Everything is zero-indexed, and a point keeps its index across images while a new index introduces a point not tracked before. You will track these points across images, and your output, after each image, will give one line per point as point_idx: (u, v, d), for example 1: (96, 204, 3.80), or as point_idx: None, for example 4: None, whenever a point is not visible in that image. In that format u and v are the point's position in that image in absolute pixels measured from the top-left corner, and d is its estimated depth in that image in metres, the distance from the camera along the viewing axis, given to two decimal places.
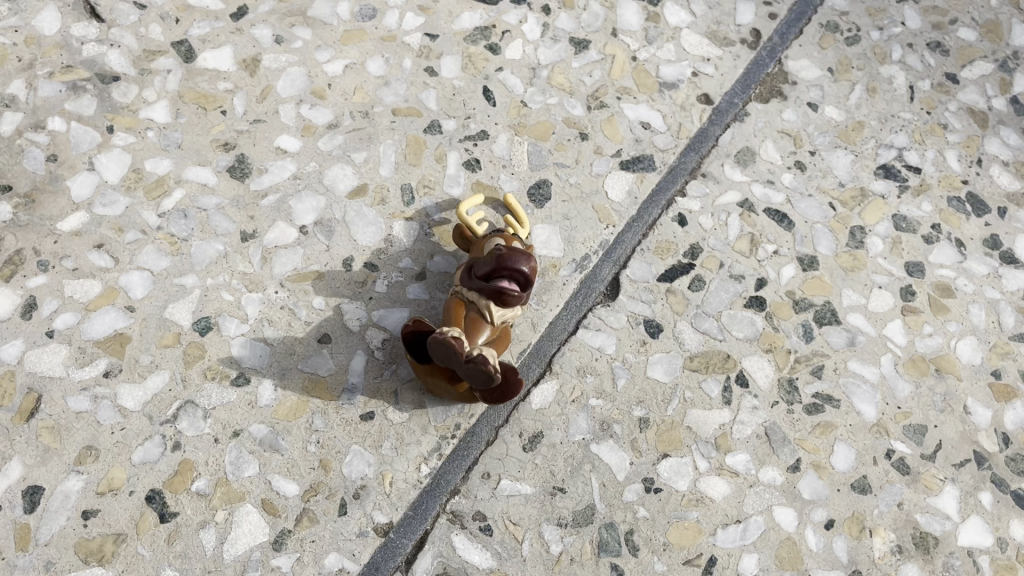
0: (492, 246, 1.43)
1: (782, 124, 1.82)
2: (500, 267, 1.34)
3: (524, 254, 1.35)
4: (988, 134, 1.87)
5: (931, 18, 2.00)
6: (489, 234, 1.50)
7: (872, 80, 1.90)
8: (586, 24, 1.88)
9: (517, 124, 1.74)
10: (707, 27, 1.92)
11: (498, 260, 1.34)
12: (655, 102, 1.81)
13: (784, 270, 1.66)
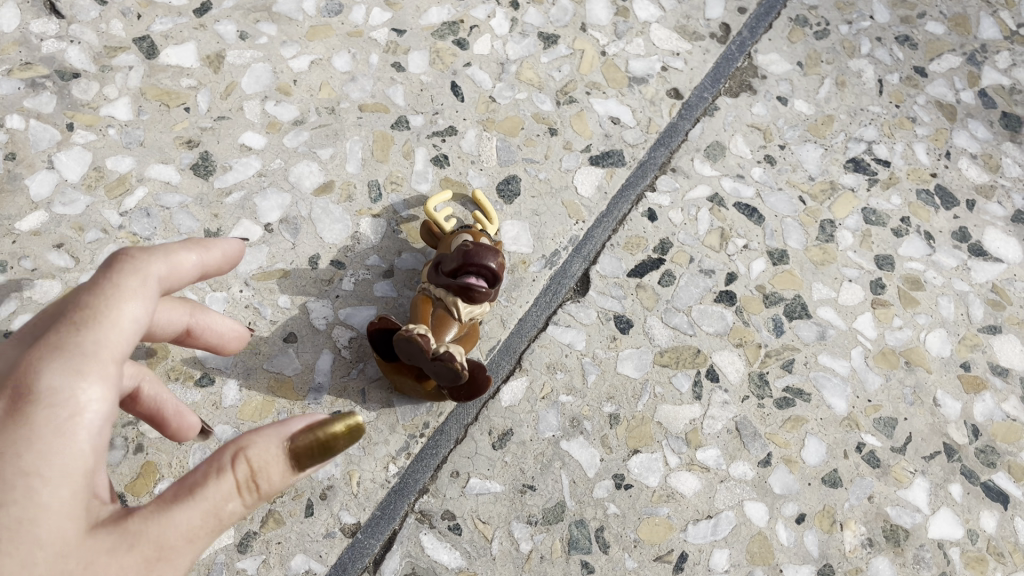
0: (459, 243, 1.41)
1: (751, 117, 1.82)
2: (466, 263, 1.31)
3: (491, 250, 1.33)
4: (956, 127, 1.87)
5: (899, 12, 2.00)
6: (456, 230, 1.48)
7: (841, 74, 1.90)
8: (554, 19, 1.87)
9: (486, 120, 1.72)
10: (677, 21, 1.92)
11: (465, 256, 1.31)
12: (624, 97, 1.80)
13: (754, 264, 1.66)
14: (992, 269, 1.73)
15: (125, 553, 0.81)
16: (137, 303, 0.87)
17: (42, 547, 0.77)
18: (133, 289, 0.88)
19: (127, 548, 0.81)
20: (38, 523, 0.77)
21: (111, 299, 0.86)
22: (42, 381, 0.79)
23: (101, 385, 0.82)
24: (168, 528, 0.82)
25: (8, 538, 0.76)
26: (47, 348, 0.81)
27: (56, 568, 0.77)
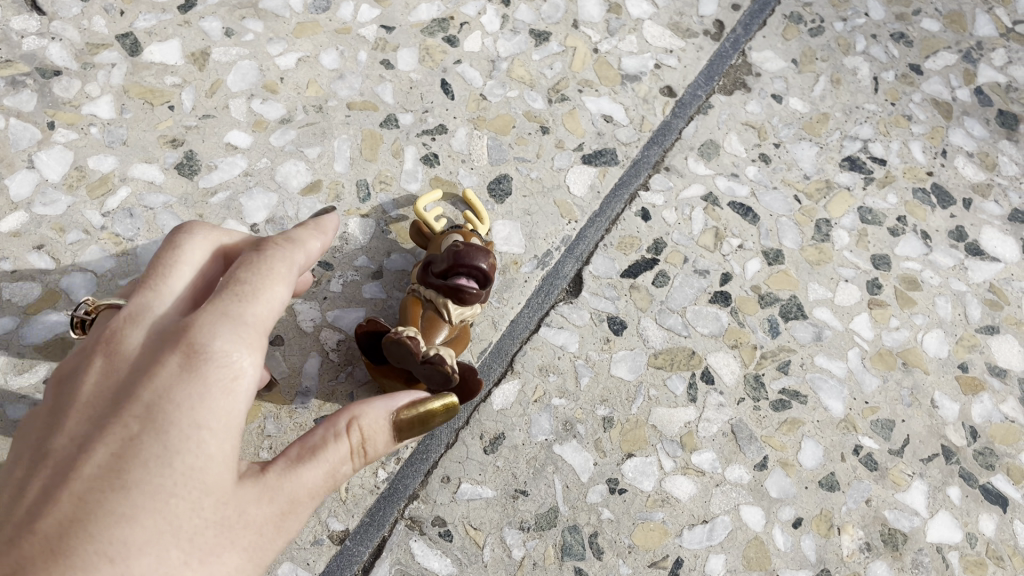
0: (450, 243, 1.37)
1: (746, 115, 1.79)
2: (456, 265, 1.28)
3: (482, 251, 1.29)
4: (952, 125, 1.85)
5: (894, 9, 1.98)
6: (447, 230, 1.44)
7: (836, 72, 1.88)
8: (546, 16, 1.84)
9: (477, 118, 1.69)
10: (670, 18, 1.89)
11: (455, 257, 1.28)
12: (617, 95, 1.77)
13: (749, 264, 1.63)
14: (989, 268, 1.71)
15: (266, 504, 0.93)
16: (285, 285, 1.01)
17: (207, 493, 0.88)
18: (283, 272, 1.01)
19: (268, 499, 0.93)
20: (206, 470, 0.88)
21: (266, 278, 0.99)
22: (214, 345, 0.92)
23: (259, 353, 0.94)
24: (299, 483, 0.95)
25: (182, 481, 0.86)
26: (214, 315, 0.94)
27: (216, 512, 0.88)
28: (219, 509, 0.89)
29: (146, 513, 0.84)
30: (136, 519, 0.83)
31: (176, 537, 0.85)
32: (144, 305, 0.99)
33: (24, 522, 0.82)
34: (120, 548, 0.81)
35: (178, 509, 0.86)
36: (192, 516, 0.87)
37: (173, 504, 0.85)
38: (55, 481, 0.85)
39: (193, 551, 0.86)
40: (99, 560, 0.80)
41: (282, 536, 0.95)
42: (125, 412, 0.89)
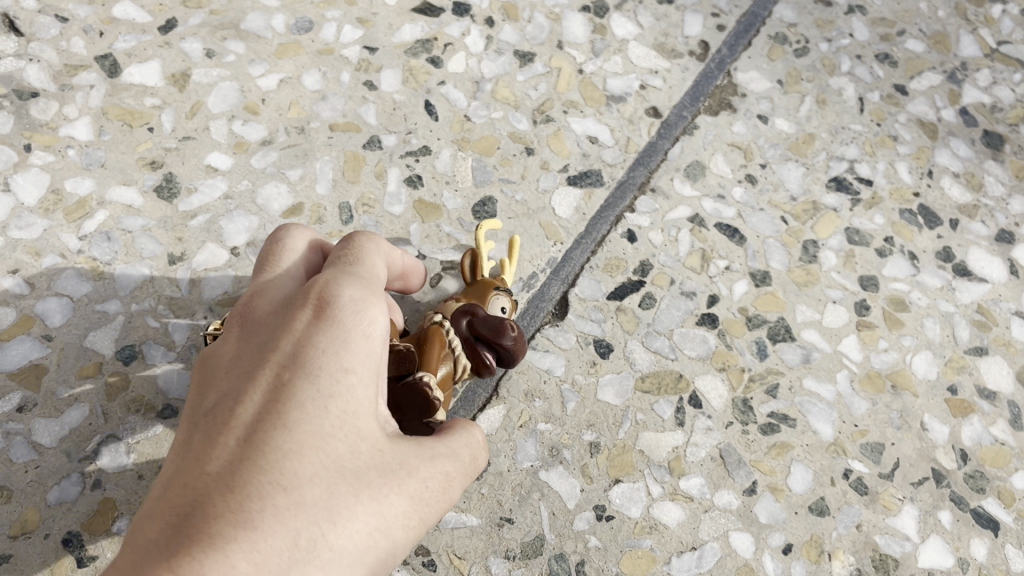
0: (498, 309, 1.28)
1: (731, 136, 1.78)
2: (498, 333, 1.19)
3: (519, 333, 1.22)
4: (938, 146, 1.83)
5: (879, 29, 1.96)
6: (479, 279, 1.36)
7: (822, 92, 1.86)
8: (530, 37, 1.83)
9: (461, 139, 1.68)
10: (655, 39, 1.88)
11: (499, 326, 1.20)
12: (602, 116, 1.76)
13: (736, 286, 1.62)
14: (977, 289, 1.68)
15: (424, 462, 0.90)
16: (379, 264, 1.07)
17: (362, 439, 0.84)
18: (375, 250, 1.08)
19: (425, 460, 0.90)
20: (358, 416, 0.85)
21: (367, 252, 1.06)
22: (344, 295, 0.92)
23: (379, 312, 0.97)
24: (447, 453, 0.94)
25: (339, 423, 0.82)
26: (336, 275, 0.96)
27: (372, 460, 0.84)
28: (374, 459, 0.85)
29: (311, 449, 0.79)
30: (303, 454, 0.78)
31: (340, 476, 0.80)
32: (260, 285, 1.01)
33: (188, 467, 0.75)
34: (293, 483, 0.76)
35: (338, 449, 0.81)
36: (351, 461, 0.82)
37: (333, 443, 0.81)
38: (208, 426, 0.79)
39: (360, 489, 0.81)
40: (273, 490, 0.74)
41: (443, 501, 0.91)
42: (267, 361, 0.85)
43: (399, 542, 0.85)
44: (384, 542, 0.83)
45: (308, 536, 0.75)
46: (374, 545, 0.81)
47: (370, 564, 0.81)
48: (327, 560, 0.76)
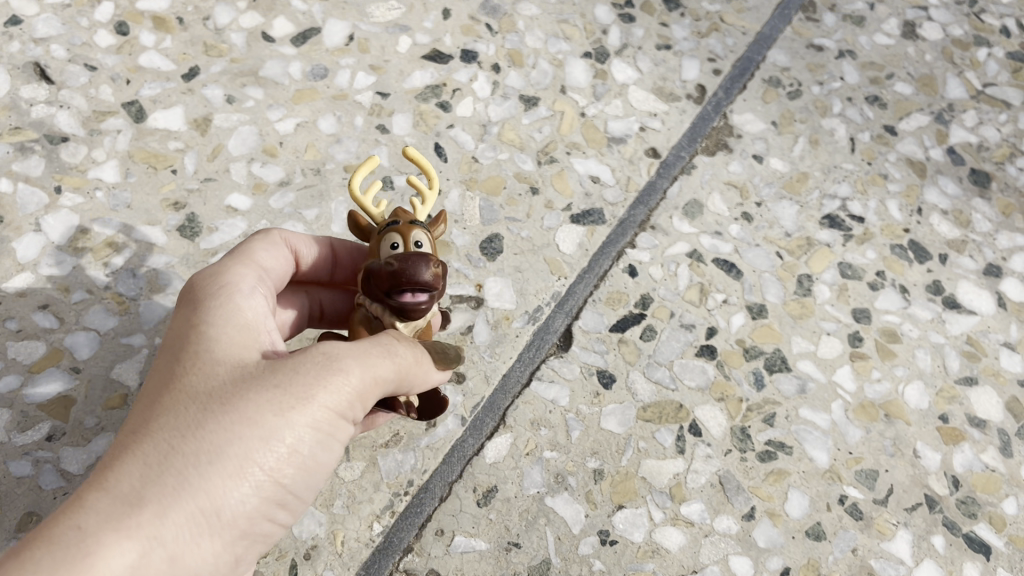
0: (384, 251, 1.21)
1: (728, 175, 1.86)
2: (399, 284, 1.14)
3: (421, 260, 1.15)
4: (927, 184, 1.90)
5: (868, 73, 2.04)
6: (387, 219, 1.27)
7: (814, 133, 1.94)
8: (535, 82, 1.91)
9: (469, 180, 1.76)
10: (654, 82, 1.96)
11: (396, 277, 1.14)
12: (604, 157, 1.84)
13: (733, 319, 1.68)
14: (967, 321, 1.74)
15: (293, 359, 1.05)
16: (274, 254, 1.28)
17: (219, 367, 1.04)
18: (263, 239, 1.28)
19: (295, 358, 1.06)
20: (213, 355, 1.05)
21: (257, 243, 1.27)
22: (200, 280, 1.16)
23: (255, 282, 1.18)
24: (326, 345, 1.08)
25: (192, 369, 1.04)
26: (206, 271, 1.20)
27: (231, 377, 1.03)
28: (237, 377, 1.03)
29: (166, 399, 1.01)
30: (160, 404, 1.01)
31: (195, 402, 1.00)
32: None
33: None
34: (147, 426, 0.98)
35: (193, 383, 1.02)
36: (206, 386, 1.02)
37: (187, 383, 1.03)
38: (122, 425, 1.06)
39: (216, 403, 1.00)
40: (129, 440, 0.97)
41: (327, 378, 1.04)
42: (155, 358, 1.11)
43: (283, 428, 1.00)
44: (256, 430, 0.99)
45: (161, 453, 0.95)
46: (244, 434, 0.98)
47: (251, 453, 0.98)
48: (184, 462, 0.95)
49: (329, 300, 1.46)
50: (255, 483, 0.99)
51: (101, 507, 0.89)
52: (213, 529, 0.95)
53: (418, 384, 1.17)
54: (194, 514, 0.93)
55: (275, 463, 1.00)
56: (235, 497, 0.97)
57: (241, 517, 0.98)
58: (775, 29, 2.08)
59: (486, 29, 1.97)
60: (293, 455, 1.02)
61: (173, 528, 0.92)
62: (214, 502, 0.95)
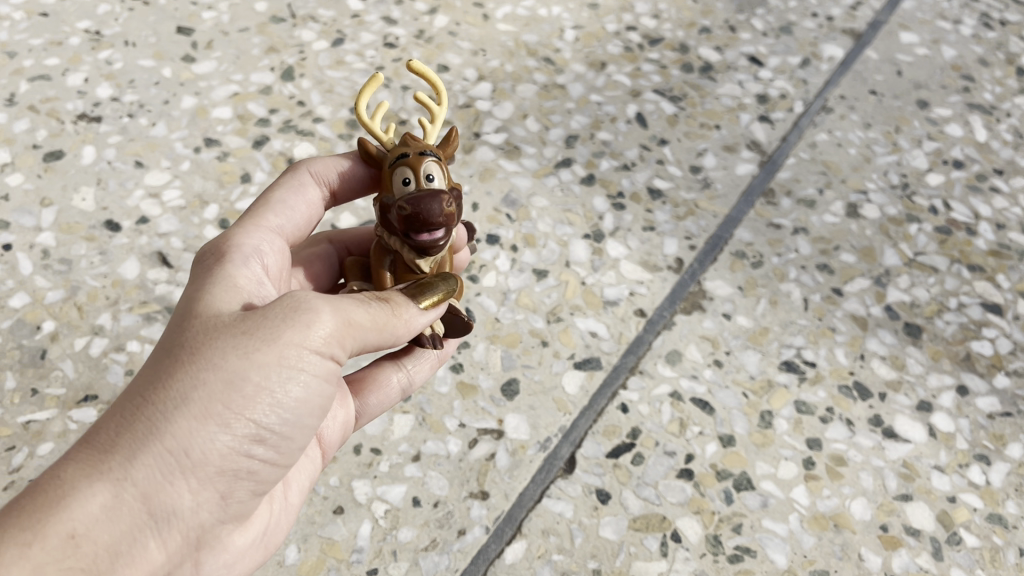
0: (400, 185, 1.65)
1: (702, 330, 2.29)
2: (424, 225, 1.59)
3: (437, 202, 1.59)
4: (868, 335, 2.31)
5: (819, 245, 2.50)
6: (396, 155, 1.69)
7: (774, 295, 2.38)
8: (545, 258, 2.40)
9: (492, 335, 2.21)
10: (641, 257, 2.43)
11: (422, 220, 1.58)
12: (600, 316, 2.29)
13: (707, 446, 2.07)
14: (903, 447, 2.11)
15: (259, 316, 1.40)
16: (287, 209, 1.76)
17: (198, 328, 1.40)
18: (294, 186, 1.79)
19: (261, 313, 1.41)
20: (197, 321, 1.42)
21: (274, 206, 1.74)
22: (212, 250, 1.61)
23: (253, 247, 1.63)
24: (288, 297, 1.43)
25: (177, 336, 1.41)
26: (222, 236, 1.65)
27: (205, 335, 1.39)
28: (208, 335, 1.38)
29: (156, 363, 1.38)
30: (151, 367, 1.38)
31: (173, 359, 1.36)
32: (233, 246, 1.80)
33: None
34: (136, 387, 1.35)
35: (175, 343, 1.39)
36: (183, 344, 1.38)
37: (172, 345, 1.39)
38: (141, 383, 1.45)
39: (187, 358, 1.35)
40: (123, 398, 1.34)
41: (283, 329, 1.38)
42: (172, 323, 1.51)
43: (239, 373, 1.34)
44: (219, 378, 1.33)
45: (139, 405, 1.31)
46: (207, 383, 1.33)
47: (215, 396, 1.33)
48: (158, 411, 1.30)
49: (352, 244, 1.99)
50: (222, 424, 1.33)
51: (85, 456, 1.26)
52: (186, 464, 1.31)
53: (397, 329, 1.52)
54: (164, 455, 1.29)
55: (240, 404, 1.34)
56: (203, 435, 1.31)
57: (212, 452, 1.33)
58: (741, 211, 2.56)
59: (506, 217, 2.47)
60: (255, 394, 1.36)
61: (143, 467, 1.27)
62: (181, 443, 1.30)
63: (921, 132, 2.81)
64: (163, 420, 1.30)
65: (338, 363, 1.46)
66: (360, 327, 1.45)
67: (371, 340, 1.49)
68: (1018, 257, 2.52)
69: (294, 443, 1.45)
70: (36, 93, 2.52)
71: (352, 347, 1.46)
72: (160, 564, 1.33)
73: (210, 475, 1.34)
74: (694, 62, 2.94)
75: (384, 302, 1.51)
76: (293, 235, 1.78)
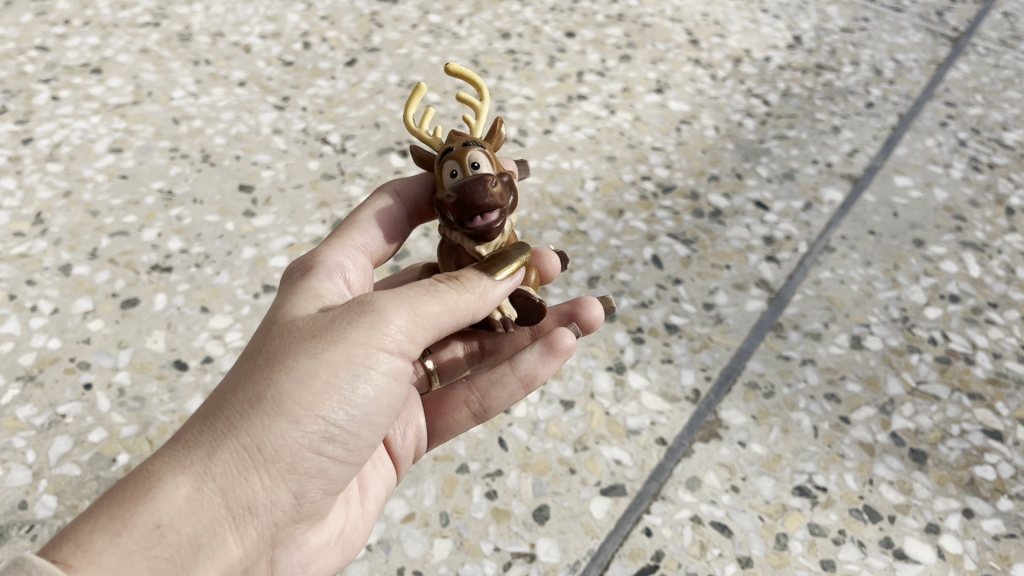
0: (452, 176, 2.04)
1: (720, 457, 2.46)
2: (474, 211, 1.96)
3: (482, 189, 1.96)
4: (876, 460, 2.47)
5: (826, 375, 2.69)
6: (448, 154, 2.08)
7: (785, 423, 2.55)
8: (571, 389, 2.61)
9: (524, 463, 2.40)
10: (660, 387, 2.63)
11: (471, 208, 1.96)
12: (624, 444, 2.48)
13: (727, 567, 2.21)
14: (913, 568, 2.24)
15: (330, 322, 1.73)
16: (370, 231, 2.17)
17: (276, 336, 1.73)
18: (375, 210, 2.20)
19: (332, 320, 1.73)
20: (277, 329, 1.75)
21: (359, 226, 2.16)
22: (307, 261, 1.98)
23: (342, 262, 2.02)
24: (359, 301, 1.76)
25: (257, 347, 1.73)
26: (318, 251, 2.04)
27: (281, 342, 1.71)
28: (284, 340, 1.71)
29: (238, 371, 1.71)
30: (235, 374, 1.71)
31: (253, 366, 1.68)
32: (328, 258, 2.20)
33: None
34: (222, 392, 1.68)
35: (259, 349, 1.72)
36: (263, 350, 1.71)
37: (256, 350, 1.72)
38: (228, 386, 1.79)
39: (264, 365, 1.67)
40: (210, 403, 1.67)
41: (349, 331, 1.71)
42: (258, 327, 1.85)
43: (309, 372, 1.66)
44: (291, 380, 1.65)
45: (221, 411, 1.64)
46: (281, 386, 1.65)
47: (286, 397, 1.64)
48: (237, 414, 1.63)
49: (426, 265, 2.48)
50: (292, 421, 1.65)
51: (175, 455, 1.59)
52: (259, 458, 1.63)
53: (471, 302, 1.89)
54: (240, 452, 1.61)
55: (310, 402, 1.66)
56: (277, 432, 1.64)
57: (281, 446, 1.64)
58: (752, 344, 2.77)
59: None
60: (324, 392, 1.67)
61: (222, 463, 1.59)
62: (257, 438, 1.62)
63: (918, 269, 3.04)
64: (241, 420, 1.62)
65: (408, 356, 1.80)
66: (427, 319, 1.79)
67: (441, 324, 1.84)
68: (1015, 385, 2.69)
69: (360, 439, 1.77)
70: (115, 247, 2.83)
71: (420, 337, 1.79)
72: (237, 549, 1.65)
73: (282, 469, 1.66)
74: (704, 208, 3.22)
75: (456, 279, 1.88)
76: (373, 252, 2.20)
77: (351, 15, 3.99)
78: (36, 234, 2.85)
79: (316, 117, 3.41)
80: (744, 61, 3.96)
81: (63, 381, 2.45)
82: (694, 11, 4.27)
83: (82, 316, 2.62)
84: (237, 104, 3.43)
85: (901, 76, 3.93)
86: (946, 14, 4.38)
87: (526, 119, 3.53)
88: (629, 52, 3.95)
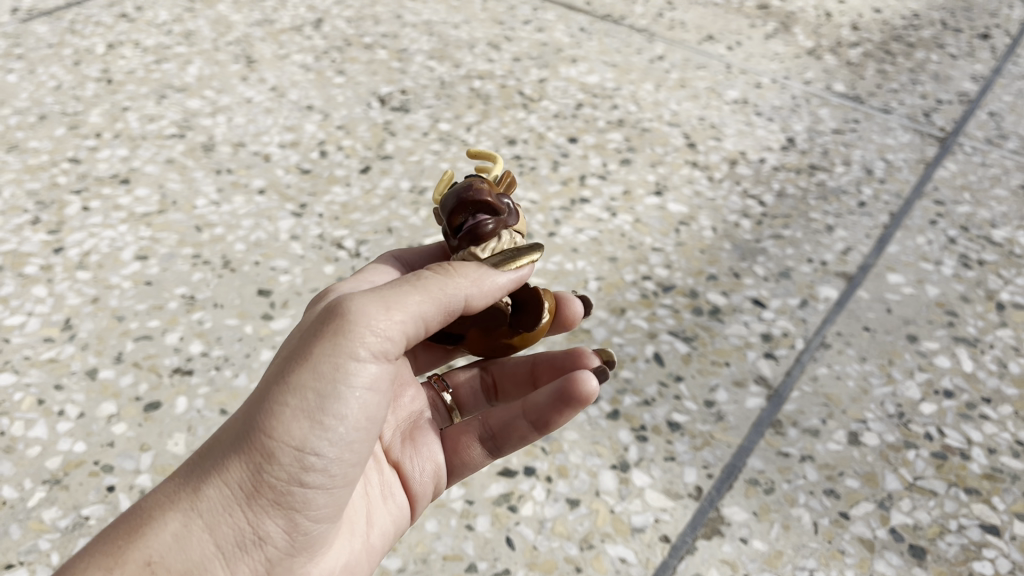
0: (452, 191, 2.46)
1: (722, 554, 2.52)
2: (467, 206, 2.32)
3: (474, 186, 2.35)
4: (876, 556, 2.53)
5: (825, 471, 2.76)
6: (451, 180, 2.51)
7: (786, 519, 2.61)
8: (577, 487, 2.68)
9: (531, 562, 2.47)
10: (663, 484, 2.71)
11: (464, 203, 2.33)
12: (629, 541, 2.54)
13: None
14: None
15: (303, 343, 1.99)
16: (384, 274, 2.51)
17: (266, 372, 2.01)
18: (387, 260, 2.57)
19: (306, 340, 1.99)
20: (268, 367, 2.04)
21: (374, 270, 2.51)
22: (325, 297, 2.33)
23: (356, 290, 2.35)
24: (330, 315, 2.00)
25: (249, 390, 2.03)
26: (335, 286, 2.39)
27: (265, 379, 1.99)
28: (265, 378, 1.99)
29: (234, 414, 2.02)
30: (233, 415, 2.02)
31: (242, 407, 1.98)
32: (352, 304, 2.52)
33: None
34: (216, 434, 2.00)
35: (252, 385, 2.01)
36: (253, 388, 2.00)
37: (251, 387, 2.02)
38: None
39: (248, 404, 1.96)
40: (208, 445, 1.99)
41: (318, 348, 1.95)
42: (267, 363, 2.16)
43: (277, 402, 1.91)
44: (264, 408, 1.91)
45: (210, 454, 1.95)
46: (256, 417, 1.91)
47: (261, 427, 1.90)
48: (220, 454, 1.92)
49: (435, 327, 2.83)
50: (268, 455, 1.90)
51: (169, 498, 1.92)
52: (239, 492, 1.91)
53: (457, 282, 2.13)
54: (221, 490, 1.90)
55: (283, 427, 1.90)
56: (254, 467, 1.90)
57: (259, 479, 1.91)
58: (752, 441, 2.85)
59: (541, 450, 2.80)
60: (292, 420, 1.91)
61: (205, 503, 1.90)
62: (233, 473, 1.90)
63: (912, 364, 3.14)
64: (222, 459, 1.91)
65: (390, 341, 2.02)
66: (402, 307, 2.02)
67: (423, 309, 2.06)
68: (1010, 479, 2.75)
69: (341, 461, 2.00)
70: (139, 351, 2.97)
71: (395, 329, 2.01)
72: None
73: (264, 501, 1.93)
74: (703, 306, 3.34)
75: (442, 269, 2.13)
76: None
77: (366, 124, 4.22)
78: (65, 339, 3.00)
79: (332, 223, 3.59)
80: (740, 163, 4.14)
81: (87, 483, 2.55)
82: (691, 115, 4.48)
83: (107, 419, 2.74)
84: (257, 212, 3.61)
85: (891, 175, 4.11)
86: (933, 114, 4.58)
87: (532, 222, 3.70)
88: (629, 156, 4.15)
